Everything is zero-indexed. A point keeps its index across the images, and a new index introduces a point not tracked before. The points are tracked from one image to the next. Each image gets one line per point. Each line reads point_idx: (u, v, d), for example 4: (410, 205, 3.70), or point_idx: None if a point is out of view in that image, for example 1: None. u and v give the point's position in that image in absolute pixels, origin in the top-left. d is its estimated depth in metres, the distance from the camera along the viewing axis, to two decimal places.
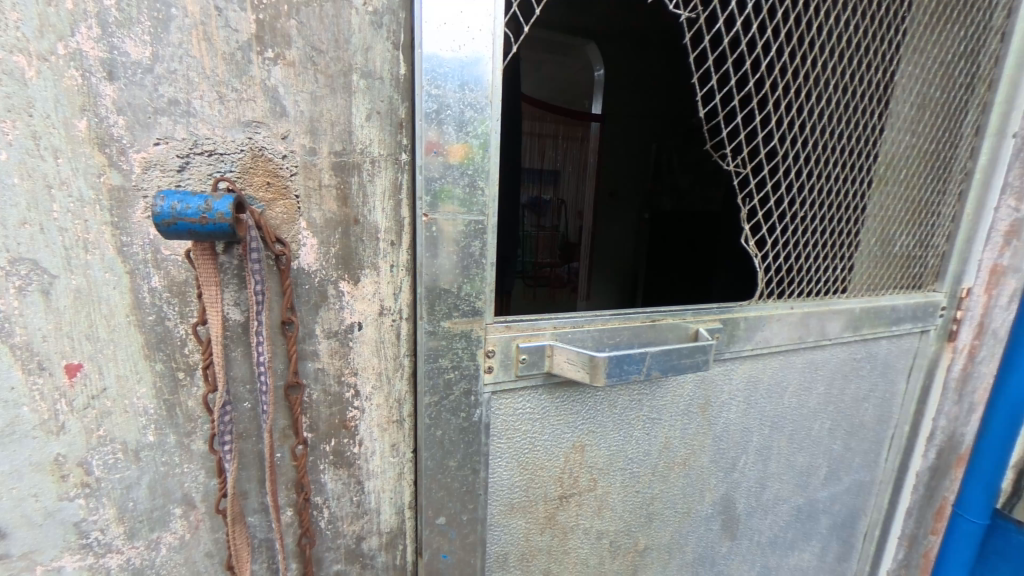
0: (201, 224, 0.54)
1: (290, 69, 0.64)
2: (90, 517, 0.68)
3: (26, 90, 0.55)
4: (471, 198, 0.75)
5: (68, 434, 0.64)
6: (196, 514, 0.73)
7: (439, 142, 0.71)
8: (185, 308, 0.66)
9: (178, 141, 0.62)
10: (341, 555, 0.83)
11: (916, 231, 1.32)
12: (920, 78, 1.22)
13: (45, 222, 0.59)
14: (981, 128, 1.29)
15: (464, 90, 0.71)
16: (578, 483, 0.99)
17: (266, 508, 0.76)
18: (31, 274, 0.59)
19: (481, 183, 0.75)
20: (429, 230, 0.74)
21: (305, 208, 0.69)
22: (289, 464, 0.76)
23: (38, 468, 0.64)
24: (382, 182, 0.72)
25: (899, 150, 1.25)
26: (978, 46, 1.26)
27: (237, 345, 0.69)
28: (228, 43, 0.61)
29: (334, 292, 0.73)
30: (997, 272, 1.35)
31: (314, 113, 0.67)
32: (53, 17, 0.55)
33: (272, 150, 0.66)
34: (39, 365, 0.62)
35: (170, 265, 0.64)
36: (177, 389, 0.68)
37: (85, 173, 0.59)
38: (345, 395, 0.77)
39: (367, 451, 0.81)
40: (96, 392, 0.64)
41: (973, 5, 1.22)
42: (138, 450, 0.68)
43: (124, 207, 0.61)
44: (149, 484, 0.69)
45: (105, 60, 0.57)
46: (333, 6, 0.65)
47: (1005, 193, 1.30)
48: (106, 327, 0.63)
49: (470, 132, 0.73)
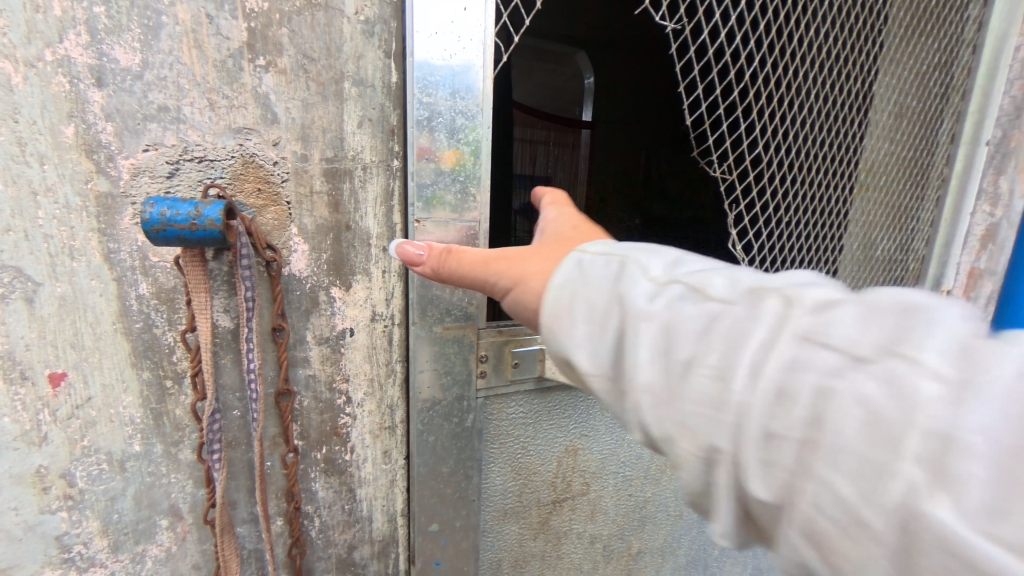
0: (191, 230, 0.52)
1: (281, 77, 0.65)
2: (72, 531, 0.66)
3: (12, 95, 0.55)
4: (462, 204, 0.76)
5: (51, 444, 0.63)
6: (182, 526, 0.72)
7: (430, 148, 0.72)
8: (174, 315, 0.65)
9: (167, 148, 0.61)
10: (332, 565, 0.82)
11: (896, 237, 1.36)
12: (896, 88, 1.27)
13: (30, 229, 0.58)
14: (956, 137, 1.32)
15: (456, 98, 0.72)
16: (572, 487, 1.00)
17: (255, 518, 0.75)
18: (15, 282, 0.58)
19: (473, 190, 0.76)
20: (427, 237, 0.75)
21: (296, 214, 0.69)
22: (279, 473, 0.75)
23: (19, 480, 0.62)
24: (375, 188, 0.72)
25: (879, 157, 1.29)
26: (950, 58, 1.30)
27: (227, 352, 0.68)
28: (219, 50, 0.61)
29: (325, 298, 0.73)
30: (975, 275, 1.39)
31: (305, 120, 0.67)
32: (40, 24, 0.54)
33: (264, 157, 0.66)
34: (22, 375, 0.60)
35: (159, 272, 0.63)
36: (164, 398, 0.67)
37: (71, 180, 0.58)
38: (336, 402, 0.77)
39: (359, 458, 0.80)
40: (81, 401, 0.63)
41: (944, 17, 1.26)
42: (124, 461, 0.67)
43: (112, 213, 0.60)
44: (134, 495, 0.68)
45: (94, 66, 0.57)
46: (324, 15, 0.65)
47: (981, 200, 1.32)
48: (92, 335, 0.62)
49: (461, 139, 0.74)
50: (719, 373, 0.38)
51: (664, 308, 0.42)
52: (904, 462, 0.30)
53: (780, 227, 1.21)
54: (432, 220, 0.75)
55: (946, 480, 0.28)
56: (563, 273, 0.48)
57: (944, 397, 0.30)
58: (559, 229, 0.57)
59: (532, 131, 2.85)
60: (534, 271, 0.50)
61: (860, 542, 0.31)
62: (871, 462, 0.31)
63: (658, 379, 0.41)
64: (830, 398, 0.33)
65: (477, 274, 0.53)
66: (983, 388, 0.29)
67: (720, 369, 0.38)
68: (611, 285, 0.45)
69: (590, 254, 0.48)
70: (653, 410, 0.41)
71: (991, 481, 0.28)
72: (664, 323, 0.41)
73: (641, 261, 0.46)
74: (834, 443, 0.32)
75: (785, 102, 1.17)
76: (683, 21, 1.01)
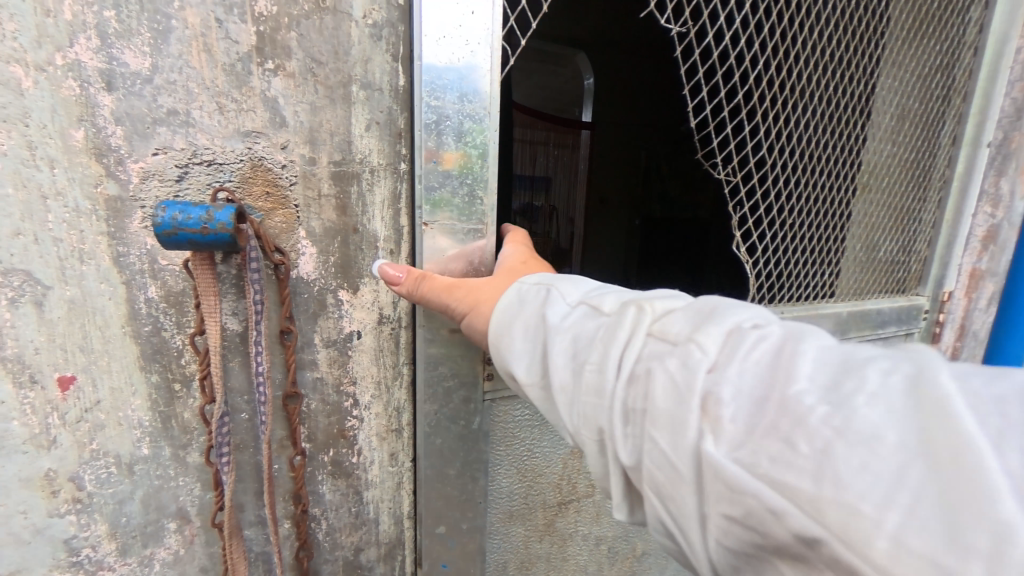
0: (202, 234, 0.52)
1: (289, 80, 0.65)
2: (80, 534, 0.66)
3: (23, 99, 0.55)
4: (469, 207, 0.76)
5: (60, 448, 0.63)
6: (190, 529, 0.72)
7: (438, 152, 0.72)
8: (182, 318, 0.65)
9: (176, 151, 0.61)
10: (339, 567, 0.83)
11: (898, 238, 1.36)
12: (898, 91, 1.27)
13: (39, 232, 0.58)
14: (958, 138, 1.31)
15: (463, 101, 0.72)
16: (577, 489, 1.00)
17: (263, 521, 0.75)
18: (24, 285, 0.58)
19: (480, 193, 0.76)
20: (435, 240, 0.75)
21: (304, 217, 0.69)
22: (286, 476, 0.75)
23: (27, 484, 0.62)
24: (382, 191, 0.73)
25: (881, 158, 1.29)
26: (951, 60, 1.29)
27: (235, 355, 0.68)
28: (228, 54, 0.61)
29: (333, 301, 0.73)
30: (976, 276, 1.40)
31: (314, 123, 0.67)
32: (51, 28, 0.54)
33: (272, 161, 0.66)
34: (32, 378, 0.60)
35: (168, 275, 0.63)
36: (172, 401, 0.67)
37: (81, 183, 0.58)
38: (343, 405, 0.77)
39: (366, 461, 0.80)
40: (90, 404, 0.63)
41: (945, 19, 1.25)
42: (132, 464, 0.67)
43: (121, 216, 0.60)
44: (142, 499, 0.68)
45: (104, 70, 0.57)
46: (332, 19, 0.65)
47: (982, 201, 1.34)
48: (101, 338, 0.62)
49: (468, 142, 0.74)
50: (589, 366, 0.50)
51: (569, 321, 0.54)
52: (688, 415, 0.41)
53: (784, 229, 1.20)
54: (440, 222, 0.75)
55: (715, 425, 0.39)
56: (509, 300, 0.61)
57: (715, 369, 0.41)
58: (509, 262, 0.71)
59: (532, 131, 3.16)
60: (488, 298, 0.64)
61: (679, 482, 0.41)
62: (672, 419, 0.41)
63: (568, 379, 0.52)
64: (654, 380, 0.44)
65: (440, 296, 0.65)
66: (737, 360, 0.40)
67: (593, 363, 0.50)
68: (539, 308, 0.58)
69: (528, 285, 0.62)
70: (565, 404, 0.52)
71: (739, 423, 0.38)
72: (564, 330, 0.54)
73: (562, 286, 0.59)
74: (654, 409, 0.43)
75: (788, 104, 1.17)
76: (687, 23, 1.01)
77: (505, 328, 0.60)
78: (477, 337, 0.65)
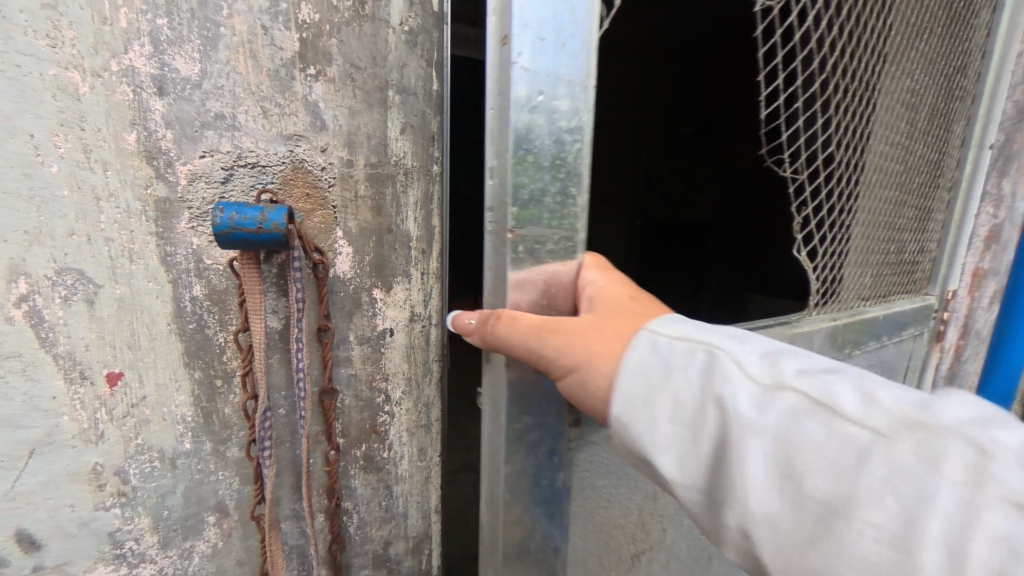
0: (258, 234, 0.54)
1: (330, 85, 0.67)
2: (124, 527, 0.67)
3: (79, 104, 0.56)
4: (561, 207, 0.51)
5: (107, 442, 0.64)
6: (229, 522, 0.73)
7: (528, 136, 0.48)
8: (225, 316, 0.67)
9: (223, 154, 0.63)
10: (369, 561, 0.84)
11: (917, 238, 1.33)
12: (933, 89, 1.22)
13: (92, 232, 0.59)
14: (966, 141, 1.33)
15: (560, 55, 0.48)
16: None
17: (298, 514, 0.77)
18: (77, 284, 0.60)
19: (574, 190, 0.52)
20: (516, 257, 0.50)
21: (341, 218, 0.71)
22: (320, 471, 0.77)
23: (74, 478, 0.64)
24: (415, 193, 0.75)
25: (916, 158, 1.23)
26: (967, 60, 1.28)
27: (276, 352, 0.70)
28: (273, 60, 0.63)
29: (367, 299, 0.75)
30: (978, 276, 1.44)
31: (351, 127, 0.69)
32: (107, 35, 0.56)
33: (312, 163, 0.68)
34: (82, 374, 0.62)
35: (212, 274, 0.65)
36: (214, 396, 0.69)
37: (133, 185, 0.60)
38: (376, 401, 0.79)
39: (396, 456, 0.83)
40: (136, 400, 0.65)
41: (966, 19, 1.23)
42: (175, 459, 0.68)
43: (169, 217, 0.62)
44: (184, 492, 0.70)
45: (156, 76, 0.59)
46: (371, 26, 0.68)
47: (985, 201, 1.37)
48: (147, 335, 0.64)
49: (565, 124, 0.50)
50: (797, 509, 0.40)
51: (771, 421, 0.42)
52: None
53: (840, 236, 1.08)
54: (528, 228, 0.50)
55: None
56: (636, 357, 0.47)
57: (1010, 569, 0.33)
58: (613, 296, 0.51)
59: None
60: (602, 350, 0.48)
61: None
62: None
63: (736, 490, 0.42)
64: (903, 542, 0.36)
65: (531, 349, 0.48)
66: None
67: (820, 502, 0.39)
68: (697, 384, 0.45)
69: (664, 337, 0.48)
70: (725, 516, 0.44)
71: None
72: (774, 437, 0.42)
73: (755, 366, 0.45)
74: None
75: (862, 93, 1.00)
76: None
77: (643, 414, 0.46)
78: (585, 402, 0.49)
